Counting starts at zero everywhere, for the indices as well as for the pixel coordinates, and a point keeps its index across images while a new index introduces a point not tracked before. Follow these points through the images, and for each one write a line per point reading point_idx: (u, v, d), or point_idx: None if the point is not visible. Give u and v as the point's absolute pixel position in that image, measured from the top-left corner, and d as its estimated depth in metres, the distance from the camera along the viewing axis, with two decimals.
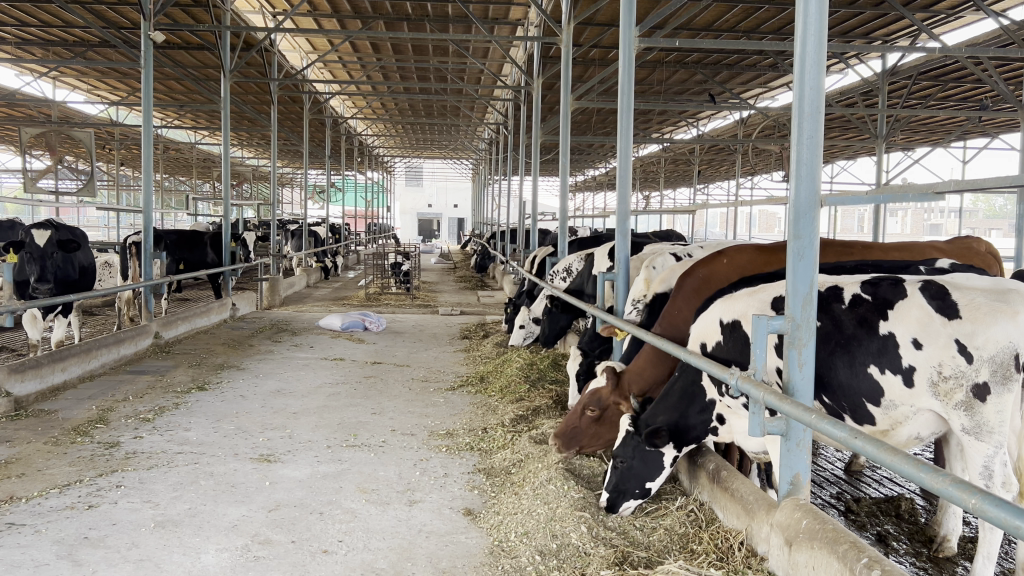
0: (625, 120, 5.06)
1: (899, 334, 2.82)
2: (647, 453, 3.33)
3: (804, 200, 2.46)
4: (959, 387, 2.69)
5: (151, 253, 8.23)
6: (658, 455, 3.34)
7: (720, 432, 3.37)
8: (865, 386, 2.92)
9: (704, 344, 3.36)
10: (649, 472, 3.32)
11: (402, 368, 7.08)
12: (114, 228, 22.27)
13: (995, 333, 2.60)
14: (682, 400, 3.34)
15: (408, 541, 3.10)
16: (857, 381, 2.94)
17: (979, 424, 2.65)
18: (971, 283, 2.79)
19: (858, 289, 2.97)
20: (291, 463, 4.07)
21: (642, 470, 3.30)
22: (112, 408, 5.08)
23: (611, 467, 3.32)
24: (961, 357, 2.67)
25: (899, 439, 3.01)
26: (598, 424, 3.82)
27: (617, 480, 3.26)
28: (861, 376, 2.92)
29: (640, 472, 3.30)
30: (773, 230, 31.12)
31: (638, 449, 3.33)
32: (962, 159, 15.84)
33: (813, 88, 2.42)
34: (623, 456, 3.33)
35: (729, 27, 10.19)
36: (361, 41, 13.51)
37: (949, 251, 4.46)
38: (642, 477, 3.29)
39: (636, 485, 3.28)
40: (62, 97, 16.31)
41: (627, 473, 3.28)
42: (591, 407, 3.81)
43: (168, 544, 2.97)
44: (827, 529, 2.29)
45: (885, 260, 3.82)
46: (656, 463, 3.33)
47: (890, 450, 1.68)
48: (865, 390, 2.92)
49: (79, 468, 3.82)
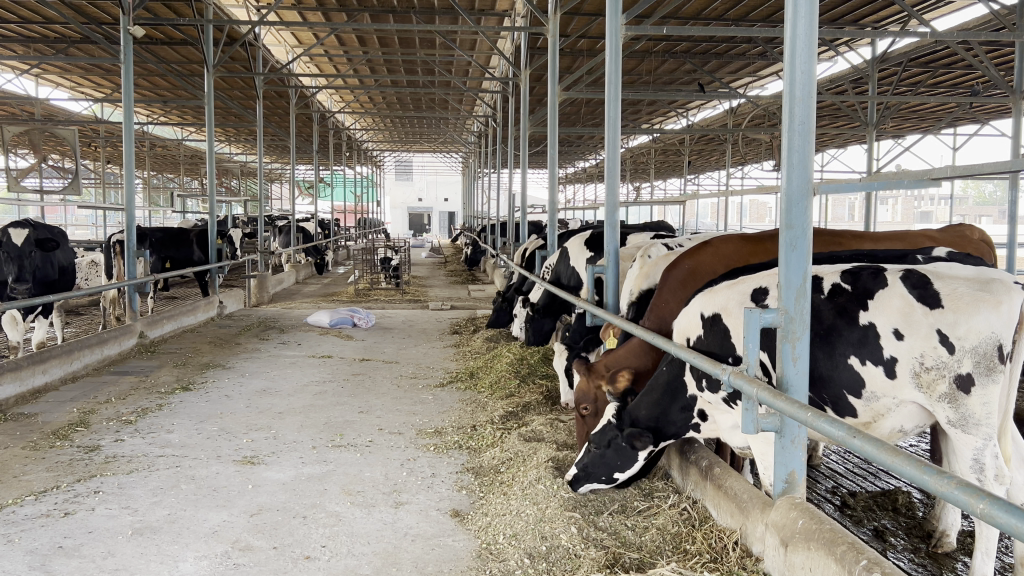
0: (614, 108, 4.97)
1: (880, 324, 2.74)
2: (623, 446, 3.31)
3: (796, 188, 2.37)
4: (942, 378, 2.61)
5: (135, 252, 8.07)
6: (634, 450, 3.31)
7: (703, 428, 3.28)
8: (847, 377, 2.84)
9: (687, 339, 3.28)
10: (621, 463, 3.32)
11: (391, 365, 6.98)
12: (101, 226, 21.93)
13: (978, 323, 2.54)
14: (665, 397, 3.25)
15: (394, 545, 3.01)
16: (838, 373, 2.86)
17: (965, 417, 2.57)
18: (954, 272, 2.70)
19: (838, 279, 2.88)
20: (275, 465, 3.97)
21: (615, 459, 3.31)
22: (94, 411, 4.95)
23: (585, 450, 3.36)
24: (942, 348, 2.60)
25: (884, 432, 2.92)
26: (598, 418, 3.74)
27: (587, 464, 3.31)
28: (842, 367, 2.83)
29: (612, 462, 3.31)
30: (764, 220, 31.17)
31: (615, 439, 3.32)
32: (951, 146, 15.84)
33: (804, 71, 2.32)
34: (597, 443, 3.35)
35: (718, 16, 10.08)
36: (346, 35, 13.37)
37: (942, 239, 4.40)
38: (614, 466, 3.31)
39: (606, 472, 3.31)
40: (46, 94, 16.03)
41: (598, 460, 3.31)
42: (584, 405, 3.75)
43: (145, 553, 2.87)
44: (824, 530, 2.21)
45: (879, 249, 3.73)
46: (632, 456, 3.32)
47: (892, 450, 1.59)
48: (846, 382, 2.84)
49: (56, 473, 3.71)
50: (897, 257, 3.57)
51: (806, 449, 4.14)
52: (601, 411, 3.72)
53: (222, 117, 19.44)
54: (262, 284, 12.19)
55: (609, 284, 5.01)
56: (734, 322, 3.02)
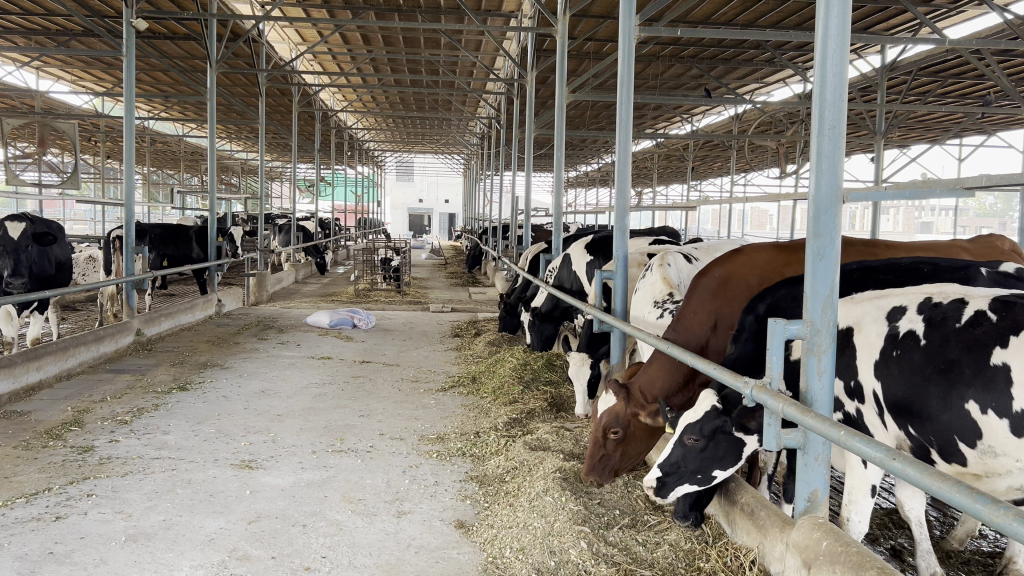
0: (624, 114, 4.87)
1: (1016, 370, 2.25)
2: (724, 437, 2.82)
3: (825, 196, 2.27)
4: None
5: (133, 248, 7.94)
6: (737, 443, 2.82)
7: None
8: (960, 422, 2.41)
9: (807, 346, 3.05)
10: (719, 459, 2.83)
11: (391, 368, 6.87)
12: (100, 222, 21.79)
13: None
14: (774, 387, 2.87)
15: (397, 557, 2.91)
16: (952, 415, 2.43)
17: None
18: None
19: (986, 307, 2.44)
20: (274, 470, 3.86)
21: (709, 456, 2.83)
22: (89, 410, 4.84)
23: (678, 442, 2.85)
24: None
25: (996, 488, 2.45)
26: (625, 444, 3.37)
27: (677, 462, 2.84)
28: (957, 410, 2.41)
29: (711, 458, 2.83)
30: (764, 227, 31.19)
31: (718, 429, 2.81)
32: (956, 156, 15.81)
33: (836, 74, 2.21)
34: (696, 432, 2.82)
35: (728, 20, 10.03)
36: (351, 33, 13.34)
37: (977, 250, 4.35)
38: (710, 463, 2.83)
39: (699, 470, 2.84)
40: (46, 87, 15.92)
41: (698, 454, 2.82)
42: (613, 428, 3.34)
43: (138, 561, 2.76)
44: (851, 552, 2.05)
45: (939, 259, 3.60)
46: (733, 450, 2.82)
47: (937, 475, 1.48)
48: (958, 427, 2.42)
49: (49, 475, 3.60)
50: (960, 273, 3.41)
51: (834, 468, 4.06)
52: (630, 436, 3.36)
53: (224, 113, 19.37)
54: (261, 282, 12.13)
55: (618, 291, 4.88)
56: (864, 343, 2.80)
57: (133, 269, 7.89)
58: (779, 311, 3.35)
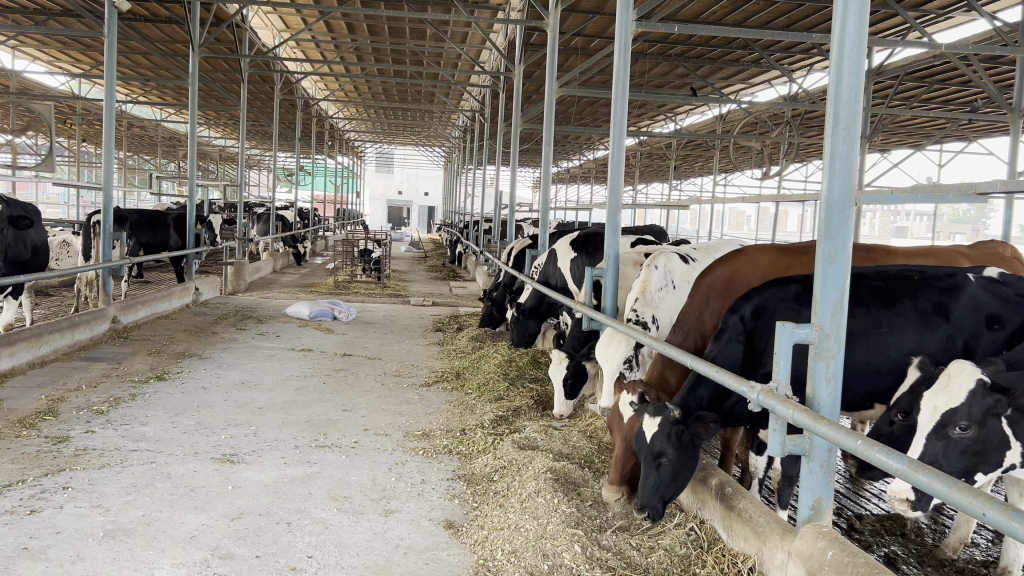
0: (619, 106, 4.81)
1: None
2: (994, 427, 2.57)
3: (837, 198, 2.24)
4: None
5: (111, 234, 7.71)
6: (1002, 442, 2.58)
7: None
8: None
9: None
10: (985, 452, 2.58)
11: (374, 362, 6.76)
12: (74, 207, 21.37)
13: None
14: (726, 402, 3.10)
15: (385, 558, 2.83)
16: None
17: None
18: None
19: None
20: (256, 464, 3.76)
21: (970, 455, 2.57)
22: (63, 399, 4.68)
23: (950, 433, 2.55)
24: None
25: None
26: None
27: (942, 458, 2.55)
28: None
29: (977, 451, 2.57)
30: (742, 229, 31.49)
31: (985, 418, 2.56)
32: (936, 162, 16.00)
33: (852, 72, 2.18)
34: (966, 420, 2.54)
35: (717, 19, 10.06)
36: (335, 20, 13.10)
37: (974, 256, 4.37)
38: (973, 459, 2.58)
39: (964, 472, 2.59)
40: (22, 67, 15.54)
41: (969, 444, 2.56)
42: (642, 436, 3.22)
43: (117, 558, 2.65)
44: (858, 563, 2.02)
45: (931, 265, 3.59)
46: (996, 447, 2.58)
47: (967, 490, 1.43)
48: None
49: (21, 466, 3.46)
50: (948, 279, 3.39)
51: (846, 480, 4.04)
52: None
53: (203, 100, 19.03)
54: (239, 272, 11.93)
55: (608, 288, 4.85)
56: None
57: (111, 255, 7.67)
58: (767, 312, 3.31)
